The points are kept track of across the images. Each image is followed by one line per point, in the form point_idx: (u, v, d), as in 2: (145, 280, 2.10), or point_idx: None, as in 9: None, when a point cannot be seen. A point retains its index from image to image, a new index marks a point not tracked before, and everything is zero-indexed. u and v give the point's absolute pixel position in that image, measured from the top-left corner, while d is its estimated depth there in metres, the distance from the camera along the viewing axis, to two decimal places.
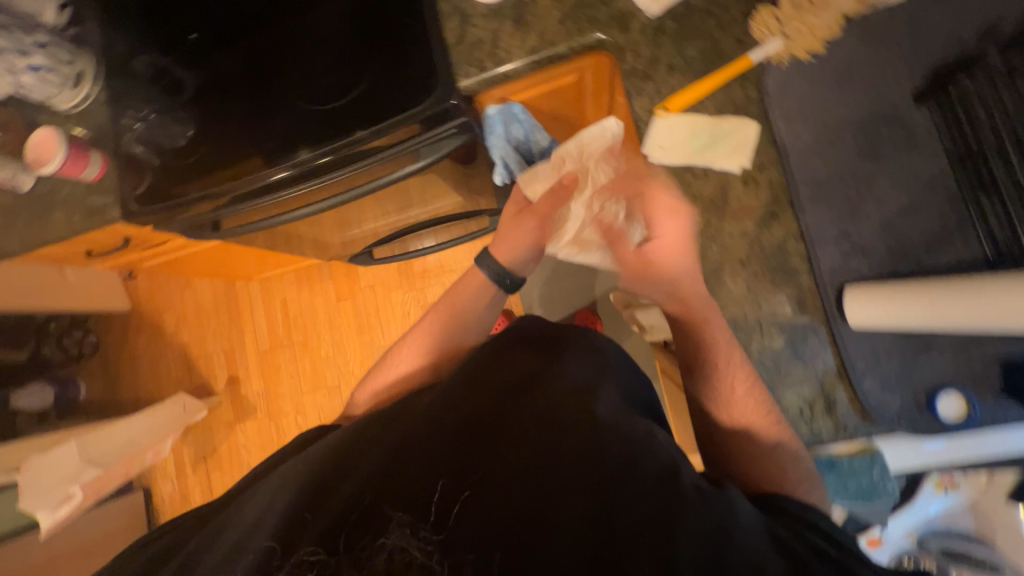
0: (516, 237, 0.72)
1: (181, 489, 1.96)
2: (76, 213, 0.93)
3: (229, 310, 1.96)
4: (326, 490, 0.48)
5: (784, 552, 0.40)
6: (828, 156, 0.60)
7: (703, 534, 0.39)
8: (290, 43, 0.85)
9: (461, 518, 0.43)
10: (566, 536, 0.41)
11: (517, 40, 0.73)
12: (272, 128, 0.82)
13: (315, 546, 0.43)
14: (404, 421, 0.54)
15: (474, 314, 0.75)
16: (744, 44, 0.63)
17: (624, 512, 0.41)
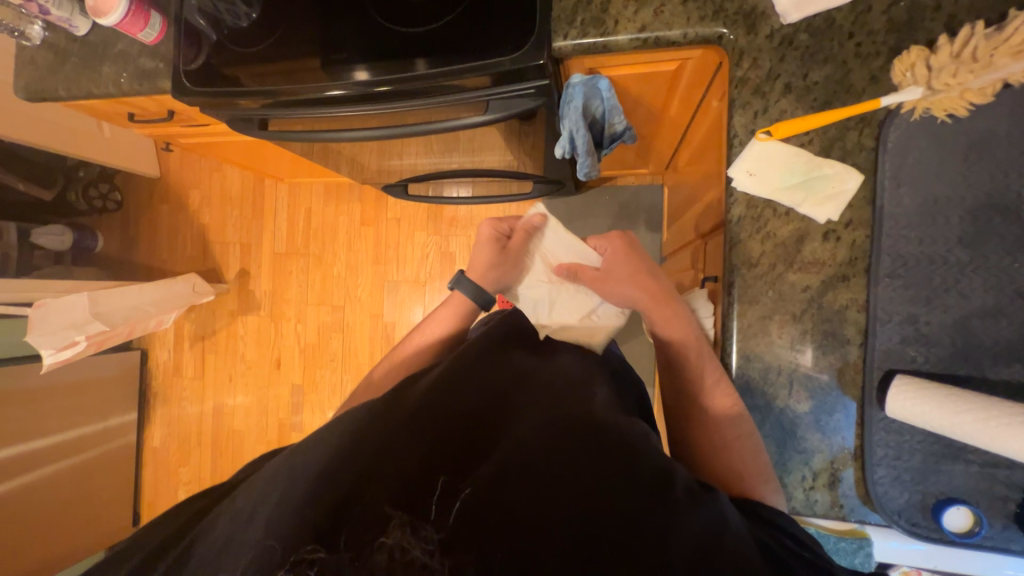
0: (491, 264, 0.82)
1: (176, 360, 2.04)
2: (126, 72, 0.89)
3: (253, 204, 1.95)
4: (328, 464, 0.46)
5: (768, 559, 0.42)
6: (925, 232, 0.54)
7: (696, 542, 0.41)
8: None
9: (463, 517, 0.41)
10: (567, 525, 0.42)
11: (628, 10, 0.65)
12: (342, 37, 0.77)
13: (316, 546, 0.38)
14: (407, 398, 0.55)
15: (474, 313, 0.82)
16: (878, 83, 0.56)
17: (620, 502, 0.43)
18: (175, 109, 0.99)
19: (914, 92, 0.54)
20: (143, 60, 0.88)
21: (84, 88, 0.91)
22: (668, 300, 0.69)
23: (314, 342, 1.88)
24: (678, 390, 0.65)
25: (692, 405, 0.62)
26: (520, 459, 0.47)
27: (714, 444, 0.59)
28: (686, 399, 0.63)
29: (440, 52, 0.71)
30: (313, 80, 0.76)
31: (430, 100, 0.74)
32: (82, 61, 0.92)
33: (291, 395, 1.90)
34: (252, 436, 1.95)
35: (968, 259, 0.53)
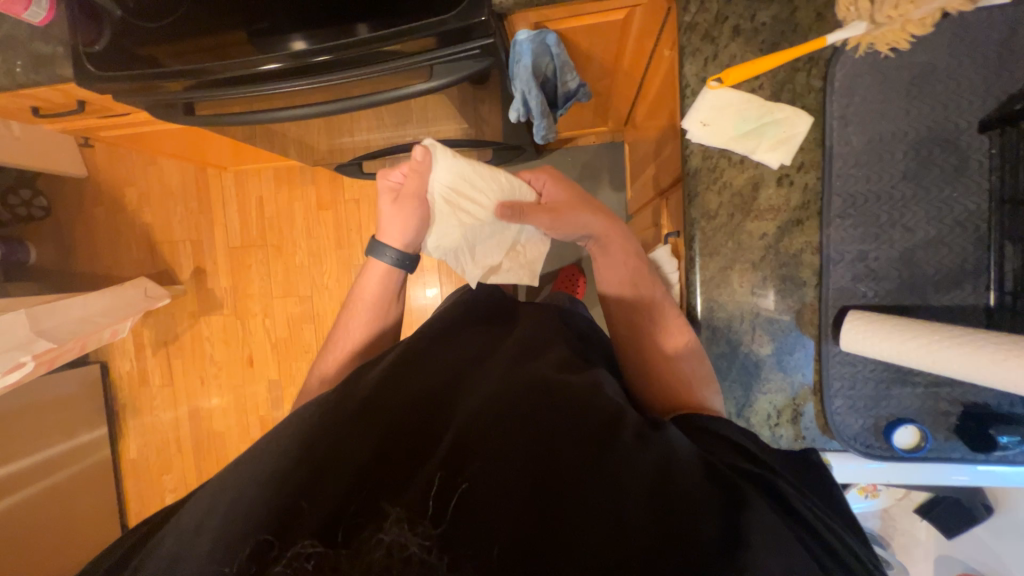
0: (402, 223, 0.73)
1: (140, 369, 1.95)
2: (18, 61, 0.79)
3: (198, 198, 1.83)
4: (303, 471, 0.45)
5: (712, 475, 0.44)
6: (872, 170, 0.55)
7: (646, 481, 0.43)
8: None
9: (461, 510, 0.40)
10: (526, 487, 0.43)
11: None
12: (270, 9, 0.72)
13: (309, 539, 0.38)
14: (361, 393, 0.54)
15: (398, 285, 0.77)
16: (824, 20, 0.55)
17: (572, 456, 0.45)
18: (85, 99, 0.89)
19: (859, 28, 0.53)
20: (35, 45, 0.78)
21: None
22: (618, 242, 0.71)
23: (286, 335, 1.83)
24: (631, 327, 0.67)
25: (645, 337, 0.64)
26: (475, 430, 0.47)
27: (669, 362, 0.61)
28: (638, 333, 0.66)
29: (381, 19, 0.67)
30: (242, 54, 0.71)
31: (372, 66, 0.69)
32: None
33: (269, 391, 1.86)
34: (234, 436, 1.91)
35: (913, 193, 0.55)
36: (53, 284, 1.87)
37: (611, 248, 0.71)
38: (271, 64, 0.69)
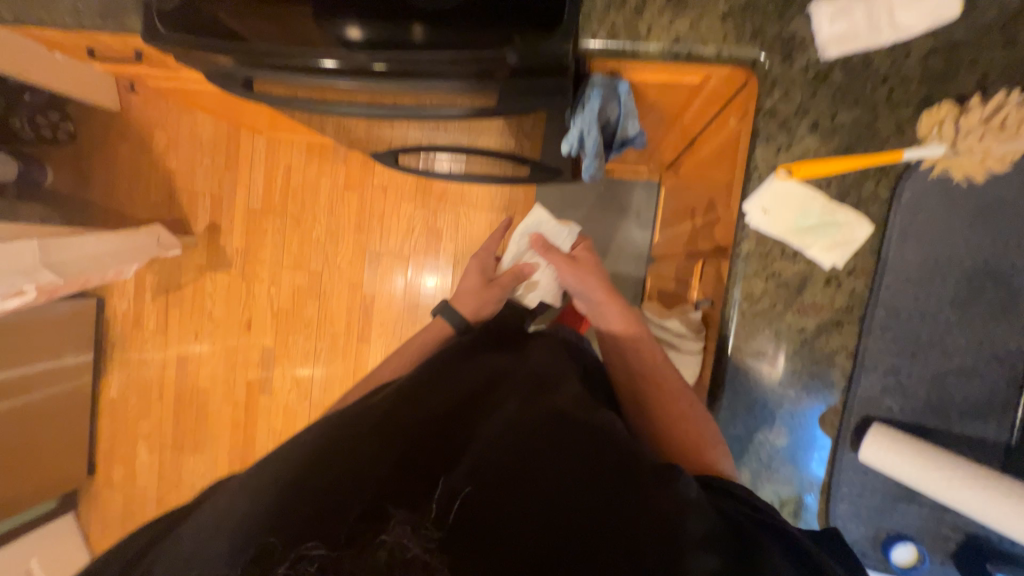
0: (476, 298, 0.87)
1: (136, 311, 1.94)
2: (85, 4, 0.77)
3: (227, 154, 1.81)
4: (323, 471, 0.47)
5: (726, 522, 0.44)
6: (921, 290, 0.56)
7: (660, 519, 0.42)
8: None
9: (460, 520, 0.44)
10: (537, 516, 0.45)
11: (665, 18, 0.60)
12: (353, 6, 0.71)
13: (315, 544, 0.40)
14: (382, 403, 0.55)
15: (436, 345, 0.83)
16: (901, 134, 0.56)
17: (585, 488, 0.46)
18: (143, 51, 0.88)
19: (937, 149, 0.53)
20: None
21: (33, 13, 0.79)
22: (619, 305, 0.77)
23: (288, 307, 1.82)
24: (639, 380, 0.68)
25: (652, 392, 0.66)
26: (494, 455, 0.49)
27: (680, 422, 0.61)
28: (649, 388, 0.67)
29: (451, 41, 0.65)
30: (303, 36, 0.69)
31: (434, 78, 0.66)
32: None
33: (261, 359, 1.85)
34: (218, 396, 1.90)
35: (956, 318, 0.55)
36: (65, 211, 1.85)
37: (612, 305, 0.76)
38: (332, 62, 0.67)
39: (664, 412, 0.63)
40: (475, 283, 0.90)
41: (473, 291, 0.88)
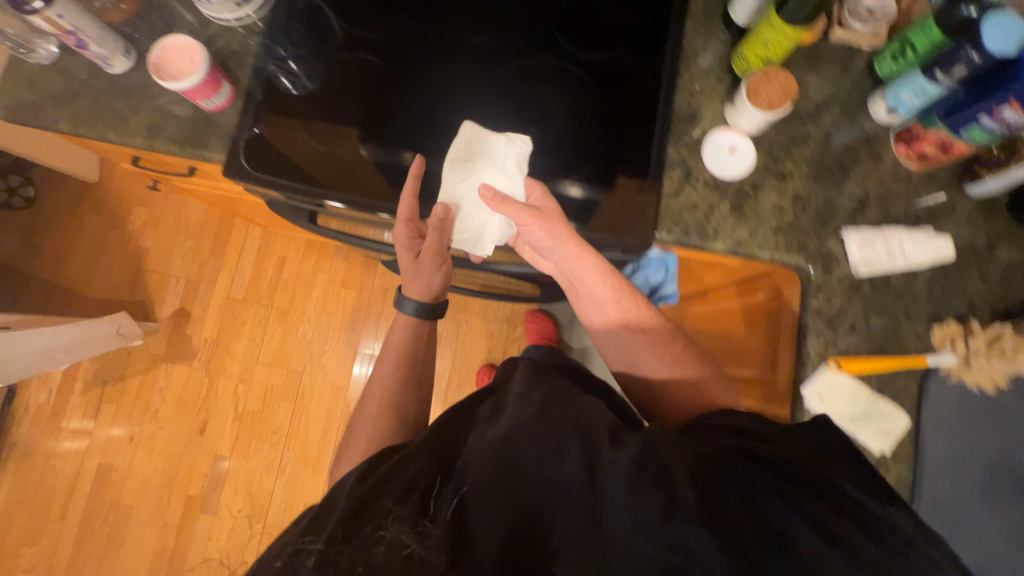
0: (428, 281, 0.82)
1: (57, 405, 1.63)
2: (159, 127, 0.76)
3: (214, 239, 1.72)
4: (330, 497, 0.49)
5: (699, 506, 0.44)
6: (954, 479, 0.64)
7: (616, 515, 0.43)
8: (482, 46, 0.77)
9: (455, 511, 0.44)
10: (515, 504, 0.44)
11: (728, 225, 0.71)
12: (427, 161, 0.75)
13: (315, 538, 0.43)
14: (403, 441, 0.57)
15: (415, 348, 0.85)
16: (920, 341, 0.68)
17: (562, 473, 0.45)
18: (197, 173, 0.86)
19: (950, 359, 0.65)
20: (188, 121, 0.76)
21: (98, 130, 0.76)
22: (590, 263, 0.71)
23: (257, 408, 1.64)
24: (627, 332, 0.75)
25: (633, 341, 0.74)
26: (482, 449, 0.49)
27: (674, 374, 0.72)
28: (644, 357, 0.74)
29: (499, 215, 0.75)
30: (342, 166, 0.75)
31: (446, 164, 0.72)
32: (102, 99, 0.76)
33: (210, 469, 1.61)
34: (144, 514, 1.58)
35: (986, 508, 0.63)
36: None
37: (604, 281, 0.73)
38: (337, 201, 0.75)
39: (659, 370, 0.73)
40: (409, 263, 0.80)
41: (418, 275, 0.81)
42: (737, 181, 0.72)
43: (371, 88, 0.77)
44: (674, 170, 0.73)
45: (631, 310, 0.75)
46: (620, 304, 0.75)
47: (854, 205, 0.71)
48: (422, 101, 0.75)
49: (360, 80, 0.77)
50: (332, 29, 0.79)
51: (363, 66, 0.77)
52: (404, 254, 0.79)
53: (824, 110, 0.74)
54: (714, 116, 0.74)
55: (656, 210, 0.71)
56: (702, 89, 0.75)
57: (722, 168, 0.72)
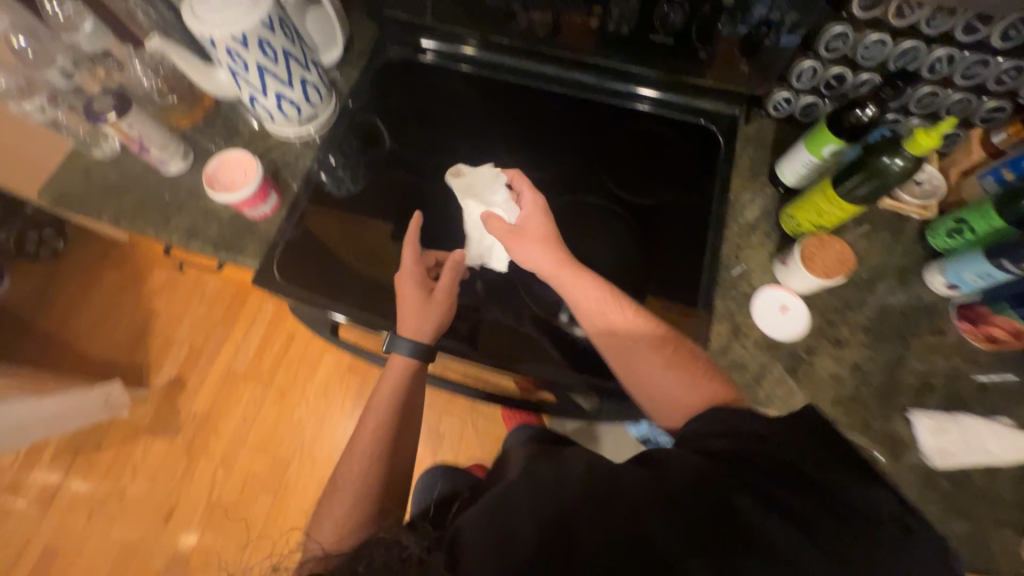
0: (429, 320, 0.68)
1: (19, 471, 1.50)
2: (198, 228, 0.75)
3: (229, 309, 1.68)
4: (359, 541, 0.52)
5: (678, 507, 0.37)
6: None
7: (606, 521, 0.37)
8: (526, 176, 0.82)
9: (457, 530, 0.42)
10: (503, 512, 0.40)
11: (782, 390, 0.65)
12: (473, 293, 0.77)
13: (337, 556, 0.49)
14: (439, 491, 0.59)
15: (411, 412, 0.70)
16: (1011, 555, 0.59)
17: (548, 475, 0.42)
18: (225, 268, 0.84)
19: None
20: (230, 224, 0.75)
21: (139, 225, 0.76)
22: (574, 279, 0.66)
23: (233, 498, 1.49)
24: (625, 340, 0.62)
25: (649, 359, 0.60)
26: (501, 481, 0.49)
27: (656, 371, 0.59)
28: (646, 359, 0.60)
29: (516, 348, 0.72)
30: (362, 285, 0.75)
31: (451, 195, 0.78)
32: (151, 195, 0.77)
33: (168, 566, 1.42)
34: None
35: None
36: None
37: (578, 280, 0.66)
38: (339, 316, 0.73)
39: (655, 361, 0.60)
40: (416, 298, 0.68)
41: (419, 317, 0.68)
42: (791, 343, 0.67)
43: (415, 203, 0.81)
44: (725, 324, 0.69)
45: (640, 324, 0.63)
46: (618, 307, 0.64)
47: (920, 382, 0.66)
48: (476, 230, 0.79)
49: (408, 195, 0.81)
50: (382, 143, 0.84)
51: (413, 181, 0.82)
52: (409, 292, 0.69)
53: (879, 275, 0.71)
54: (765, 271, 0.72)
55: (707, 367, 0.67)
56: (752, 243, 0.74)
57: (776, 329, 0.68)
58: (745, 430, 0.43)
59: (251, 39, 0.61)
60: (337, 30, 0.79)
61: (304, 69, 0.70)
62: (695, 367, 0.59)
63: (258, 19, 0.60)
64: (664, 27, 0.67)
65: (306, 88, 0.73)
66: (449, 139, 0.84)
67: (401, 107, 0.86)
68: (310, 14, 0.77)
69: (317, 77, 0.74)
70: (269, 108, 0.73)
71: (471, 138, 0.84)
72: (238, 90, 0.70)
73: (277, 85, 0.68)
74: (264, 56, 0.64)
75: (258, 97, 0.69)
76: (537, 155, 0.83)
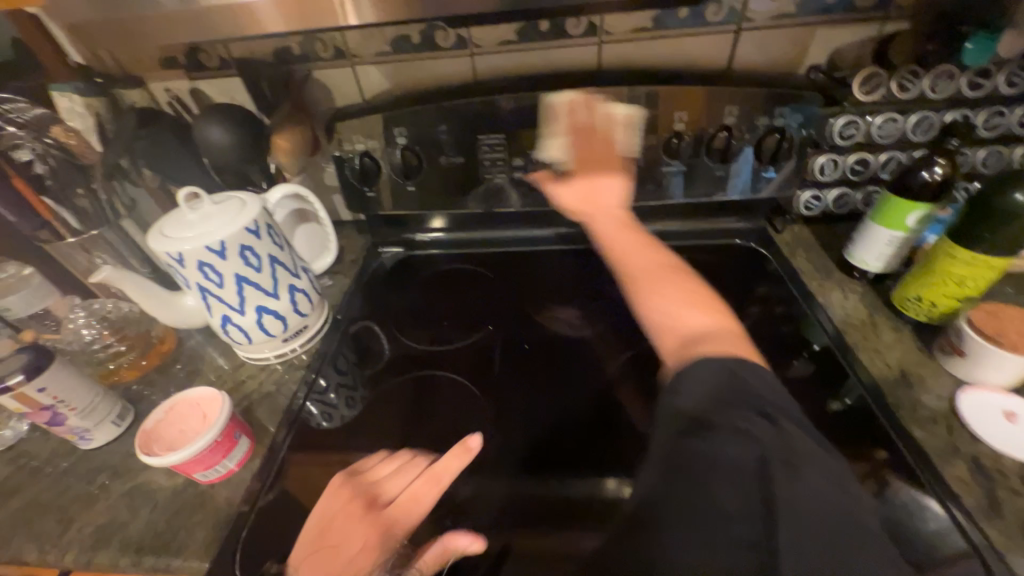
0: (336, 544, 0.44)
1: None
2: (119, 526, 0.48)
3: None
4: None
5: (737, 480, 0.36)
6: None
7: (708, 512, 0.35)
8: (558, 346, 0.66)
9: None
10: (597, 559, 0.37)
11: None
12: (541, 450, 0.54)
13: None
14: (486, 428, 0.57)
15: (316, 568, 0.43)
16: None
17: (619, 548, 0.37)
18: None
19: None
20: (170, 502, 0.50)
21: (13, 547, 0.48)
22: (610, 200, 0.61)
23: None
24: (671, 276, 0.52)
25: (674, 289, 0.50)
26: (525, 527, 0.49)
27: (681, 312, 0.48)
28: (693, 288, 0.51)
29: (537, 476, 0.52)
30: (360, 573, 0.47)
31: (549, 139, 0.65)
32: (51, 490, 0.52)
33: None
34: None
35: None
36: None
37: (622, 230, 0.58)
38: None
39: (689, 321, 0.48)
40: (358, 514, 0.46)
41: (342, 544, 0.44)
42: None
43: (424, 415, 0.59)
44: (956, 463, 0.47)
45: (681, 283, 0.51)
46: (662, 268, 0.53)
47: None
48: (534, 409, 0.58)
49: (415, 407, 0.60)
50: (381, 352, 0.67)
51: (419, 388, 0.62)
52: (372, 485, 0.49)
53: None
54: (933, 374, 0.54)
55: (998, 552, 0.42)
56: (884, 342, 0.58)
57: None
58: (741, 387, 0.40)
59: (231, 247, 0.51)
60: (332, 239, 0.73)
61: (295, 275, 0.59)
62: (728, 339, 0.45)
63: (241, 226, 0.51)
64: (670, 155, 0.67)
65: (298, 297, 0.60)
66: (455, 330, 0.69)
67: (408, 302, 0.75)
68: (305, 229, 0.70)
69: (312, 284, 0.63)
70: (249, 329, 0.58)
71: (481, 322, 0.70)
72: (207, 315, 0.57)
73: (259, 296, 0.56)
74: (246, 265, 0.53)
75: (234, 314, 0.56)
76: (565, 317, 0.70)
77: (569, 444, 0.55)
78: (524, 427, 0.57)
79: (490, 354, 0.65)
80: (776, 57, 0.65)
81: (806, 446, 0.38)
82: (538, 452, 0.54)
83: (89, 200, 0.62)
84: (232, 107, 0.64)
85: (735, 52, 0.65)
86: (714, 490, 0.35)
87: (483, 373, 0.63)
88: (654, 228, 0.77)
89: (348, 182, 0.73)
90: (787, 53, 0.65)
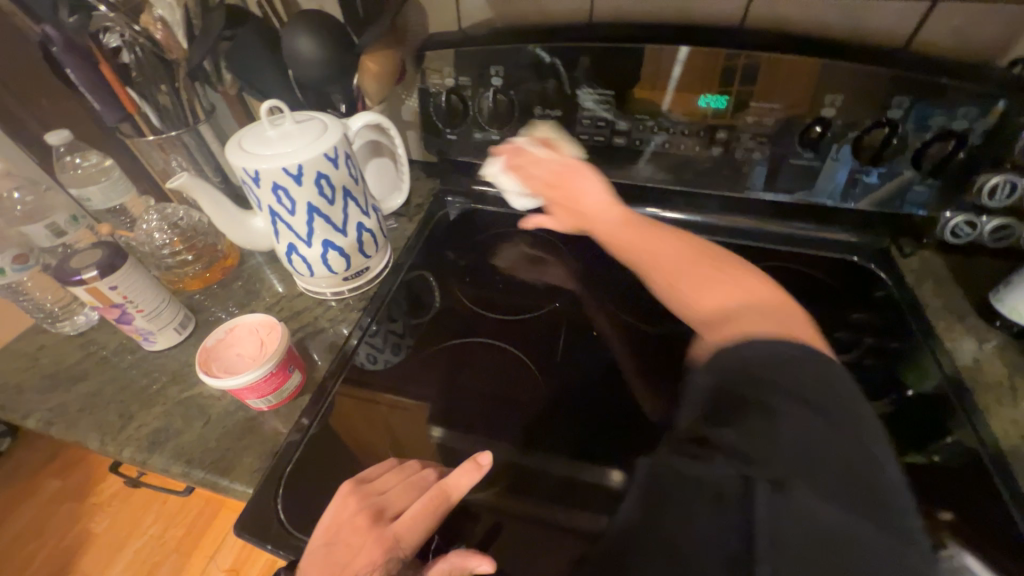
0: (343, 552, 0.39)
1: None
2: (175, 432, 0.49)
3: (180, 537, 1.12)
4: None
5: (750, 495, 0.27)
6: None
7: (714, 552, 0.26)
8: (620, 332, 0.59)
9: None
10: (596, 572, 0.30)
11: None
12: (585, 437, 0.50)
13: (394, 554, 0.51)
14: (531, 398, 0.53)
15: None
16: None
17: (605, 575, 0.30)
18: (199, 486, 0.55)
19: None
20: (222, 419, 0.50)
21: (78, 431, 0.50)
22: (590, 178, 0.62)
23: None
24: (687, 266, 0.52)
25: (699, 271, 0.51)
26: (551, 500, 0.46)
27: (709, 284, 0.48)
28: (710, 258, 0.53)
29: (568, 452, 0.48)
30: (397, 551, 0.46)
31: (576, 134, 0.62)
32: (116, 383, 0.54)
33: None
34: None
35: None
36: None
37: (623, 220, 0.59)
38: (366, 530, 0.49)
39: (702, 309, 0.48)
40: (365, 527, 0.40)
41: (341, 561, 0.39)
42: None
43: (465, 378, 0.55)
44: None
45: (679, 242, 0.55)
46: (648, 231, 0.57)
47: None
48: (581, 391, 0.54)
49: (458, 367, 0.57)
50: (431, 303, 0.64)
51: (463, 351, 0.58)
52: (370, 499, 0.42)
53: None
54: None
55: None
56: (1020, 407, 0.49)
57: None
58: (755, 354, 0.34)
59: (307, 173, 0.48)
60: (404, 178, 0.68)
61: (362, 213, 0.55)
62: (731, 303, 0.45)
63: (320, 151, 0.47)
64: (804, 144, 0.56)
65: (363, 236, 0.57)
66: (511, 297, 0.65)
67: (470, 258, 0.70)
68: (378, 163, 0.66)
69: (379, 226, 0.59)
70: (310, 262, 0.56)
71: (546, 295, 0.64)
72: (274, 240, 0.55)
73: (327, 230, 0.53)
74: (319, 195, 0.50)
75: (300, 244, 0.54)
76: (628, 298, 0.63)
77: (599, 434, 0.50)
78: (569, 404, 0.52)
79: (546, 328, 0.60)
80: (973, 40, 0.52)
81: (816, 448, 0.28)
82: (584, 438, 0.50)
83: (171, 98, 0.60)
84: (324, 16, 0.57)
85: (920, 29, 0.53)
86: (700, 510, 0.28)
87: (538, 347, 0.59)
88: (748, 225, 0.68)
89: (430, 121, 0.67)
90: (989, 38, 0.52)
